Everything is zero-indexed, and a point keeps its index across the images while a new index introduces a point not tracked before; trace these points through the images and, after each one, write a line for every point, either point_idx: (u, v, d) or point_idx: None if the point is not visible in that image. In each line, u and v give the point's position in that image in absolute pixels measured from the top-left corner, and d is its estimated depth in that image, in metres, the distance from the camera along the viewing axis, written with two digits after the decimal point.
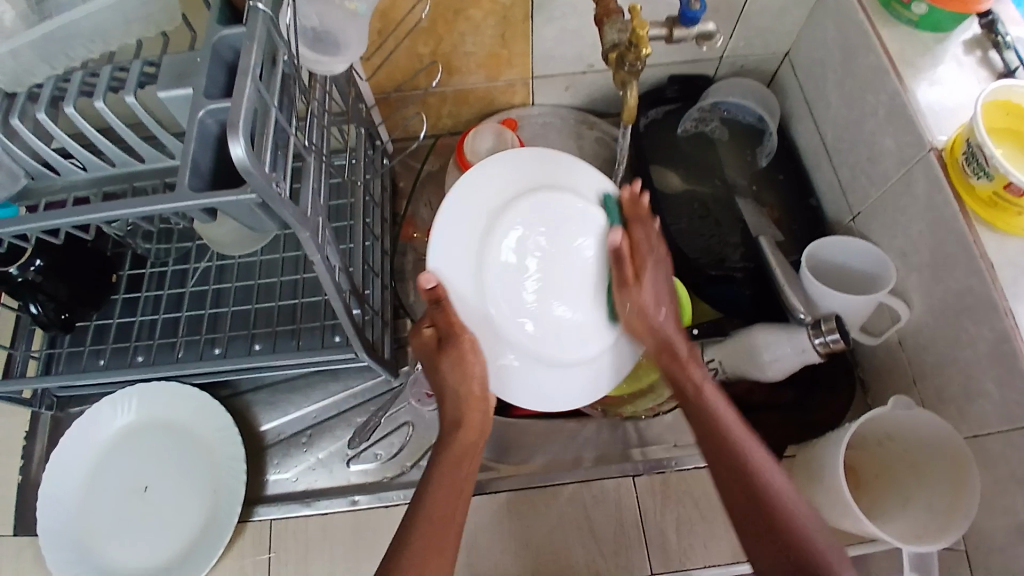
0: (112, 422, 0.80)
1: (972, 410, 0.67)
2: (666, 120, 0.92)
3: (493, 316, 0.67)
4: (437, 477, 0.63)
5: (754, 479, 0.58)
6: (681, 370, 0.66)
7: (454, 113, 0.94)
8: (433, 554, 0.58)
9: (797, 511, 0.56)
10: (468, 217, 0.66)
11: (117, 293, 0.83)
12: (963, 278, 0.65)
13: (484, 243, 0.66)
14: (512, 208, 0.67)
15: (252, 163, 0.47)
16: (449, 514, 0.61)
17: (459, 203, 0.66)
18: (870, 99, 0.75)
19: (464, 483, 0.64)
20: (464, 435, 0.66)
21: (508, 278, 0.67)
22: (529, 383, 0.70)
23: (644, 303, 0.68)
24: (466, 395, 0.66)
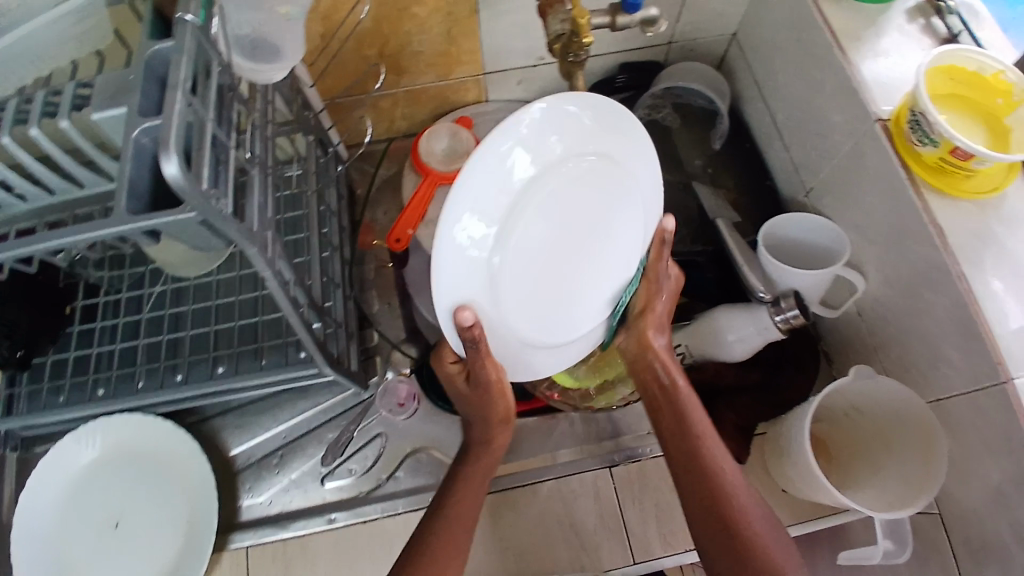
0: (78, 459, 0.78)
1: (933, 375, 0.68)
2: (620, 107, 0.92)
3: (505, 320, 0.57)
4: (450, 500, 0.63)
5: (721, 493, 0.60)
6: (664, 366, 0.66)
7: (407, 115, 0.93)
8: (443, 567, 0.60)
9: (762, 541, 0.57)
10: (495, 188, 0.50)
11: (73, 325, 0.80)
12: (915, 245, 0.66)
13: (512, 220, 0.52)
14: (537, 198, 0.53)
15: (186, 180, 0.46)
16: (459, 535, 0.62)
17: (484, 169, 0.48)
18: (817, 75, 0.75)
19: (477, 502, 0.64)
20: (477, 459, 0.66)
21: (525, 262, 0.55)
22: (524, 365, 0.63)
23: (653, 306, 0.67)
24: (496, 417, 0.64)
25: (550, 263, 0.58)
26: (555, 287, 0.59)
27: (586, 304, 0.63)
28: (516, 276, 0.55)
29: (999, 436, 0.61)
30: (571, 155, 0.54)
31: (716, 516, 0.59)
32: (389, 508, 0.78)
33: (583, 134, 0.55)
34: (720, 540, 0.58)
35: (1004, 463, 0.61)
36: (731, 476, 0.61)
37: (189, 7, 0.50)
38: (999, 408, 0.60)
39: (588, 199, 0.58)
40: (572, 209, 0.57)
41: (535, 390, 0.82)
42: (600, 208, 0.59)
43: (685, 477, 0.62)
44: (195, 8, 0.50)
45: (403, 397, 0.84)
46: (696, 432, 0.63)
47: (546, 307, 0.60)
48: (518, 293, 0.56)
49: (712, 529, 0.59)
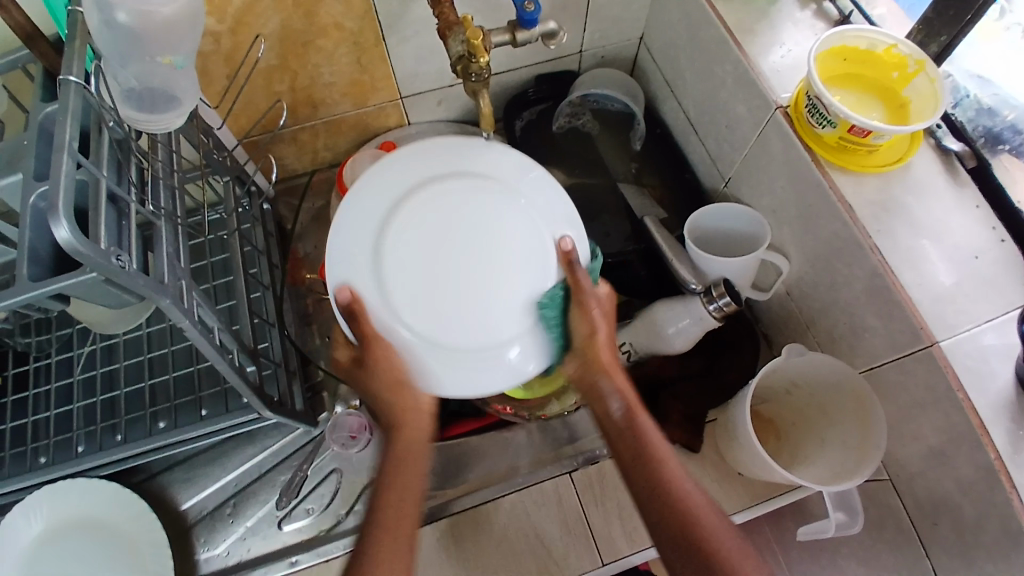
0: (23, 534, 0.74)
1: (861, 344, 0.70)
2: (540, 120, 0.94)
3: (397, 300, 0.61)
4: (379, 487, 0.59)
5: (690, 518, 0.55)
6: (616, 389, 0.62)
7: (330, 145, 0.92)
8: (389, 557, 0.55)
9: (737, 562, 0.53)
10: (379, 193, 0.63)
11: (4, 396, 0.78)
12: (827, 223, 0.68)
13: (388, 214, 0.63)
14: (418, 197, 0.63)
15: (81, 241, 0.44)
16: (397, 521, 0.57)
17: (371, 184, 0.63)
18: (717, 70, 0.78)
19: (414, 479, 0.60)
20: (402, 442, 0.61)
21: (412, 257, 0.62)
22: (441, 366, 0.62)
23: (589, 296, 0.63)
24: (393, 391, 0.61)
25: (451, 260, 0.63)
26: (457, 284, 0.62)
27: (495, 311, 0.63)
28: (404, 260, 0.62)
29: (930, 395, 0.63)
30: (454, 169, 0.65)
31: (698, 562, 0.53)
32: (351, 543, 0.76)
33: (467, 159, 0.66)
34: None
35: (937, 421, 0.63)
36: (699, 504, 0.57)
37: (71, 69, 0.49)
38: (926, 370, 0.62)
39: (485, 206, 0.64)
40: (467, 214, 0.64)
41: (486, 405, 0.84)
42: (501, 212, 0.65)
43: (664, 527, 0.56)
44: (77, 68, 0.50)
45: (354, 429, 0.81)
46: (670, 472, 0.58)
47: (448, 297, 0.62)
48: (402, 279, 0.62)
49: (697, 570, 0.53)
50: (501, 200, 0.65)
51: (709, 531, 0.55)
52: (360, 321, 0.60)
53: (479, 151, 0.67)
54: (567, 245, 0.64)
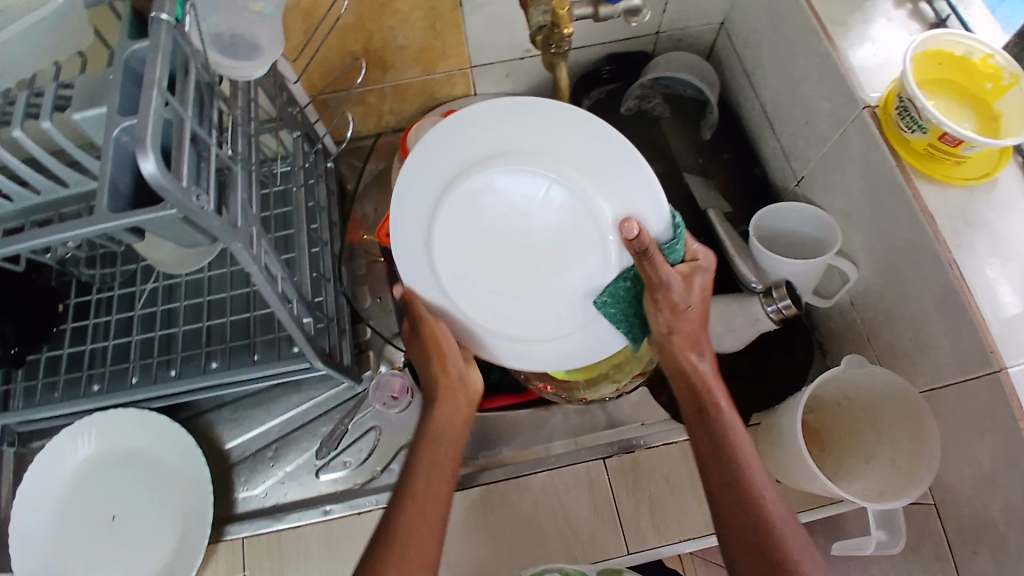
0: (74, 454, 0.78)
1: (924, 361, 0.68)
2: (608, 100, 0.92)
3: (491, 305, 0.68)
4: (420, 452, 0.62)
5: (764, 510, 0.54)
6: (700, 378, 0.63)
7: (395, 110, 0.92)
8: (419, 525, 0.57)
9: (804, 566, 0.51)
10: (428, 175, 0.63)
11: (66, 322, 0.81)
12: (904, 232, 0.66)
13: (438, 201, 0.63)
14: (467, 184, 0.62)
15: (165, 177, 0.45)
16: (435, 481, 0.60)
17: (418, 163, 0.62)
18: (802, 62, 0.75)
19: (449, 446, 0.64)
20: (442, 408, 0.66)
21: (466, 243, 0.65)
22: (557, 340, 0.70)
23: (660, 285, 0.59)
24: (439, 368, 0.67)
25: (505, 245, 0.66)
26: (512, 267, 0.66)
27: (548, 293, 0.67)
28: (473, 267, 0.66)
29: (990, 420, 0.60)
30: (487, 150, 0.61)
31: (745, 517, 0.55)
32: (383, 499, 0.77)
33: (514, 132, 0.60)
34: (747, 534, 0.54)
35: (995, 447, 0.60)
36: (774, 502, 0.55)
37: (164, 7, 0.50)
38: (990, 394, 0.60)
39: (520, 182, 0.61)
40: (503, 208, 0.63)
41: (528, 382, 0.81)
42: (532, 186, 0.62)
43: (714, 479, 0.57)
44: (170, 8, 0.50)
45: (397, 390, 0.83)
46: (730, 430, 0.59)
47: (512, 284, 0.67)
48: (458, 267, 0.66)
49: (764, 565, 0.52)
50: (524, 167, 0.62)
51: (761, 491, 0.56)
52: (415, 306, 0.67)
53: (524, 116, 0.60)
54: (632, 230, 0.57)
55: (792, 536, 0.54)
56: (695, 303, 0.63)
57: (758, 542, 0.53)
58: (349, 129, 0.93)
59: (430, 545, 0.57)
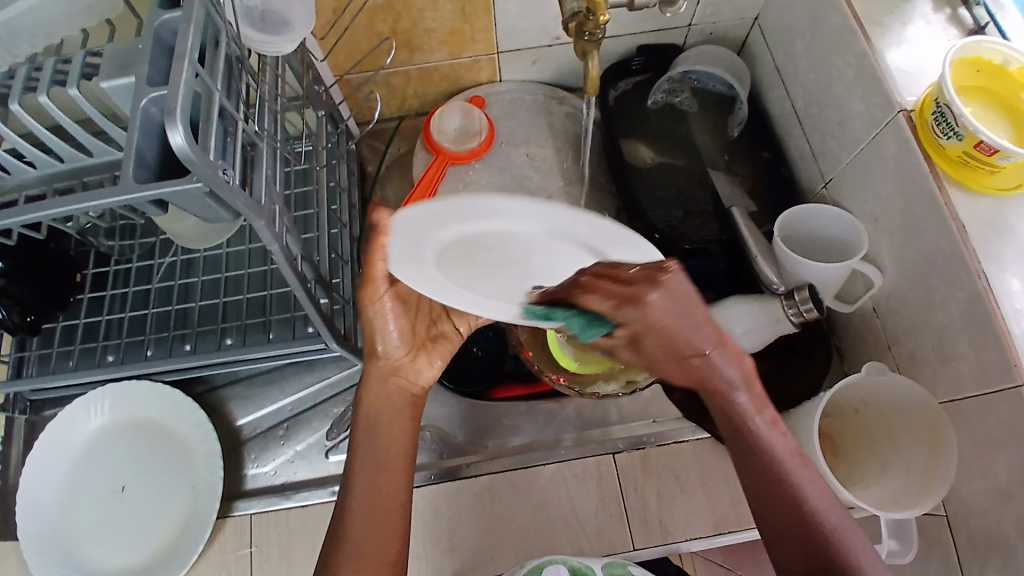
0: (86, 424, 0.79)
1: (946, 372, 0.67)
2: (635, 92, 0.91)
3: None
4: (360, 451, 0.60)
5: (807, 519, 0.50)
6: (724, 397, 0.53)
7: (419, 93, 0.92)
8: (378, 521, 0.57)
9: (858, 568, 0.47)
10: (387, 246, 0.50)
11: (83, 292, 0.81)
12: (933, 240, 0.64)
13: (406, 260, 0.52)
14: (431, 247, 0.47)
15: (193, 150, 0.45)
16: (389, 434, 0.62)
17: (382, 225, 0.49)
18: (837, 62, 0.73)
19: (389, 439, 0.61)
20: (371, 396, 0.63)
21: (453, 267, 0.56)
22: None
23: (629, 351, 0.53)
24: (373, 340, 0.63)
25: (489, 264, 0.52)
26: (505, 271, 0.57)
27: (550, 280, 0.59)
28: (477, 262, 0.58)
29: (1009, 434, 0.59)
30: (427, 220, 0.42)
31: (801, 532, 0.50)
32: None
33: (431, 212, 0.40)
34: (807, 551, 0.49)
35: (1014, 460, 0.59)
36: (818, 504, 0.50)
37: None
38: (1011, 408, 0.58)
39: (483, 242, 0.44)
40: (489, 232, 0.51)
41: (541, 375, 0.81)
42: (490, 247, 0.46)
43: (762, 498, 0.52)
44: None
45: None
46: (768, 441, 0.53)
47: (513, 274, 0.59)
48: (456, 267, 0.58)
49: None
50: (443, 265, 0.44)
51: (810, 501, 0.51)
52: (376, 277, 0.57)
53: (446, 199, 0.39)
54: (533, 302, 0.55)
55: (853, 544, 0.49)
56: (653, 348, 0.50)
57: (821, 559, 0.48)
58: (375, 113, 0.92)
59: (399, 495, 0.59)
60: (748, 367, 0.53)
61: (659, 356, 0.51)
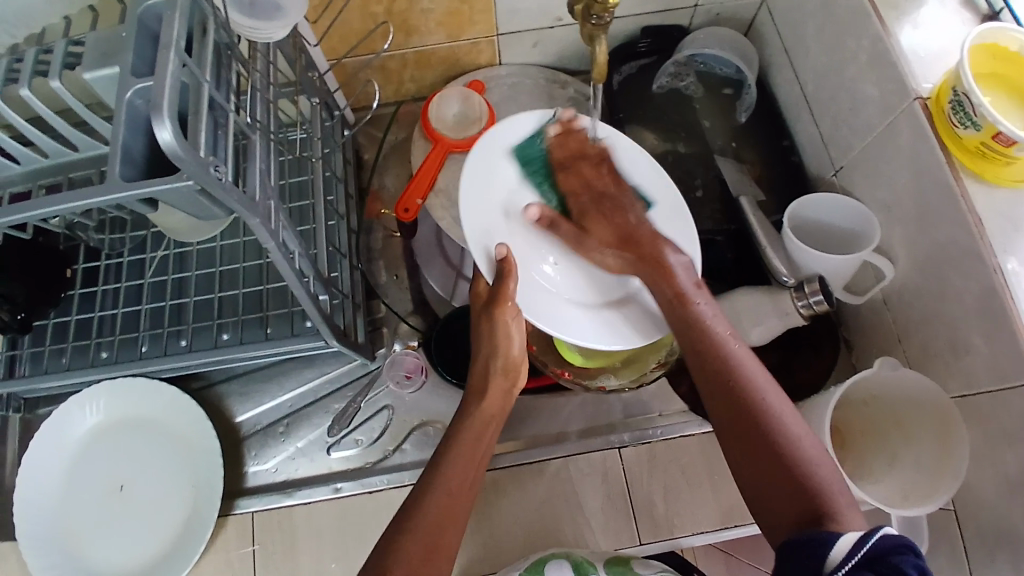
0: (81, 422, 0.77)
1: (959, 365, 0.65)
2: (640, 75, 0.89)
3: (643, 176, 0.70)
4: (460, 438, 0.60)
5: (760, 421, 0.50)
6: (662, 272, 0.60)
7: (416, 78, 0.89)
8: (459, 488, 0.56)
9: (814, 471, 0.48)
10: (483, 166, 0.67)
11: (74, 288, 0.79)
12: (948, 231, 0.63)
13: (485, 165, 0.67)
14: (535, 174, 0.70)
15: (182, 147, 0.42)
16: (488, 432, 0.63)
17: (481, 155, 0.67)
18: (850, 45, 0.71)
19: (490, 439, 0.62)
20: (492, 402, 0.65)
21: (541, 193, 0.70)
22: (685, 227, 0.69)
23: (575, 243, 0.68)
24: (507, 351, 0.66)
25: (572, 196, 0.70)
26: None
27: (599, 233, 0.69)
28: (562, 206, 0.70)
29: None
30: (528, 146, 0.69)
31: (749, 438, 0.50)
32: (396, 479, 0.76)
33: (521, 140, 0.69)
34: (757, 458, 0.50)
35: None
36: (777, 408, 0.51)
37: None
38: None
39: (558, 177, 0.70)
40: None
41: (545, 369, 0.79)
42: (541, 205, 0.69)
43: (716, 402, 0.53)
44: None
45: (411, 368, 0.82)
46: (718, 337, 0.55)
47: None
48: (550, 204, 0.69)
49: (768, 479, 0.49)
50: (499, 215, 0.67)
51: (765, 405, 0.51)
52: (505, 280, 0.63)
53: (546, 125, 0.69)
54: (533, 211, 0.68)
55: (810, 450, 0.49)
56: (596, 230, 0.65)
57: (770, 462, 0.49)
58: (376, 97, 0.90)
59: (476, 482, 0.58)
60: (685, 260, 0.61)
61: (601, 247, 0.65)
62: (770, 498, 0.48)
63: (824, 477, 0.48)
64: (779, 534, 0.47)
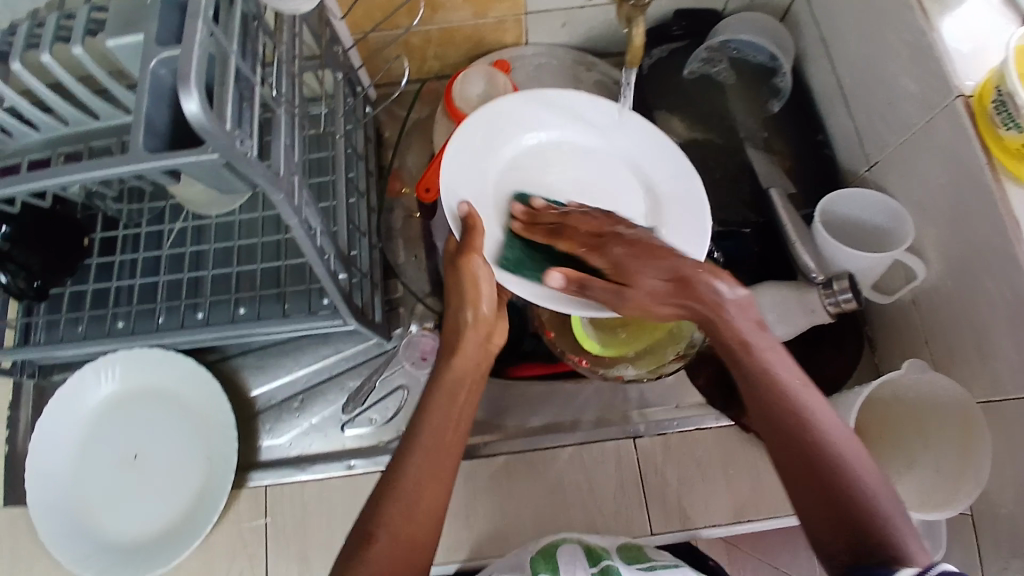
0: (97, 391, 0.78)
1: (986, 370, 0.64)
2: (671, 60, 0.86)
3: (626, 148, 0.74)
4: (430, 404, 0.59)
5: (832, 466, 0.48)
6: (710, 305, 0.55)
7: (440, 55, 0.87)
8: (434, 468, 0.56)
9: (889, 519, 0.46)
10: (467, 147, 0.70)
11: (91, 257, 0.79)
12: (984, 233, 0.61)
13: (467, 149, 0.70)
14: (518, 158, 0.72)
15: (209, 120, 0.41)
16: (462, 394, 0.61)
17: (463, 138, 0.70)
18: (891, 37, 0.68)
19: (464, 401, 0.61)
20: (463, 357, 0.62)
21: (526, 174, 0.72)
22: (690, 204, 0.71)
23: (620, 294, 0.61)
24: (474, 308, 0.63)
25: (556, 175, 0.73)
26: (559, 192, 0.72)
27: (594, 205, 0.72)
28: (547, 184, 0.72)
29: None
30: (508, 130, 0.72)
31: (821, 483, 0.48)
32: None
33: (502, 126, 0.72)
34: (828, 504, 0.48)
35: None
36: (847, 452, 0.49)
37: None
38: None
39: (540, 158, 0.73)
40: (568, 156, 0.74)
41: (563, 357, 0.79)
42: (534, 181, 0.72)
43: (781, 441, 0.51)
44: None
45: (427, 350, 0.82)
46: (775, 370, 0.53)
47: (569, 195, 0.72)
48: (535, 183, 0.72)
49: (840, 525, 0.47)
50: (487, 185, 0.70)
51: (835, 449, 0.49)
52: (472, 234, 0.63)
53: (524, 111, 0.73)
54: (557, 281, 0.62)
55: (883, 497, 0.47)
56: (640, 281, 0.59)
57: (842, 509, 0.47)
58: (404, 73, 0.88)
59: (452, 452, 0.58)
60: (741, 295, 0.55)
61: (652, 295, 0.58)
62: (836, 544, 0.47)
63: (898, 525, 0.46)
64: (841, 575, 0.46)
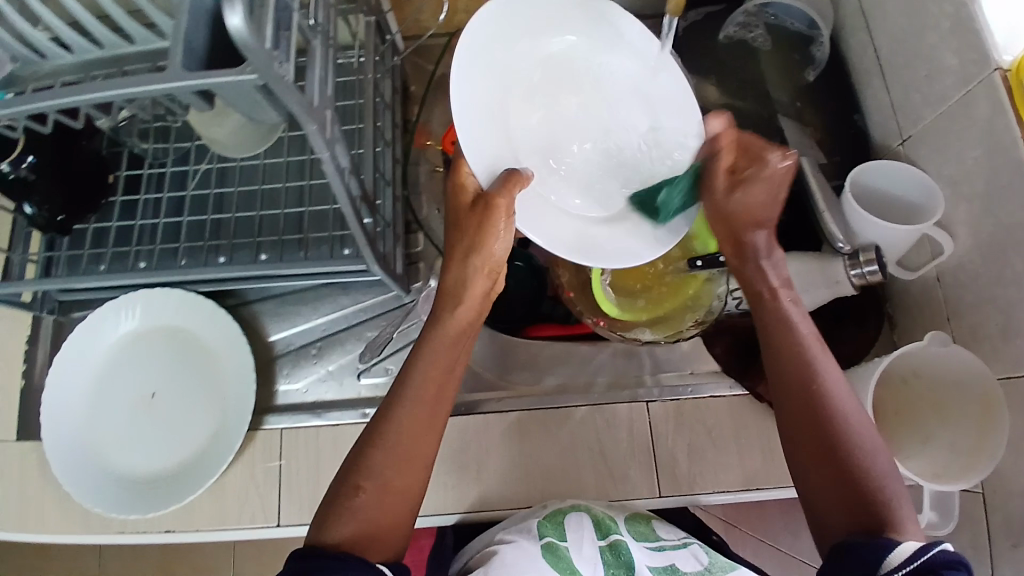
0: (115, 329, 0.78)
1: (1008, 348, 0.63)
2: (706, 23, 0.89)
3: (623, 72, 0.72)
4: (421, 361, 0.61)
5: (835, 432, 0.53)
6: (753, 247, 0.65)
7: (470, 8, 0.86)
8: (422, 423, 0.58)
9: (882, 481, 0.51)
10: (475, 58, 0.64)
11: (115, 194, 0.79)
12: (1017, 209, 0.60)
13: (474, 59, 0.64)
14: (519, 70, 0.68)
15: (250, 36, 0.41)
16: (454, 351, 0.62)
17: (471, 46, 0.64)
18: (933, 8, 0.67)
19: (456, 356, 0.62)
20: (465, 307, 0.63)
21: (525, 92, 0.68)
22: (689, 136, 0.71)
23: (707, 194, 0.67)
24: (483, 261, 0.63)
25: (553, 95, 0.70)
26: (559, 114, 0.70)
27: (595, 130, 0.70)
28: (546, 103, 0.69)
29: None
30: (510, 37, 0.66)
31: (822, 445, 0.54)
32: None
33: (507, 34, 0.66)
34: (828, 466, 0.53)
35: None
36: (849, 418, 0.54)
37: None
38: None
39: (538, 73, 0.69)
40: (584, 73, 0.71)
41: (581, 318, 0.78)
42: (531, 98, 0.68)
43: (791, 403, 0.56)
44: None
45: None
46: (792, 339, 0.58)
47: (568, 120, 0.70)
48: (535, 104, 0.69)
49: (838, 488, 0.52)
50: (504, 90, 0.67)
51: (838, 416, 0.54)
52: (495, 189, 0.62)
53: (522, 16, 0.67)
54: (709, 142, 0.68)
55: (880, 463, 0.52)
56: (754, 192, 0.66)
57: (840, 472, 0.52)
58: (431, 26, 0.87)
59: (441, 407, 0.60)
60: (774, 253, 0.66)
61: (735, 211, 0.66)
62: (831, 503, 0.52)
63: (891, 485, 0.51)
64: (833, 531, 0.51)
